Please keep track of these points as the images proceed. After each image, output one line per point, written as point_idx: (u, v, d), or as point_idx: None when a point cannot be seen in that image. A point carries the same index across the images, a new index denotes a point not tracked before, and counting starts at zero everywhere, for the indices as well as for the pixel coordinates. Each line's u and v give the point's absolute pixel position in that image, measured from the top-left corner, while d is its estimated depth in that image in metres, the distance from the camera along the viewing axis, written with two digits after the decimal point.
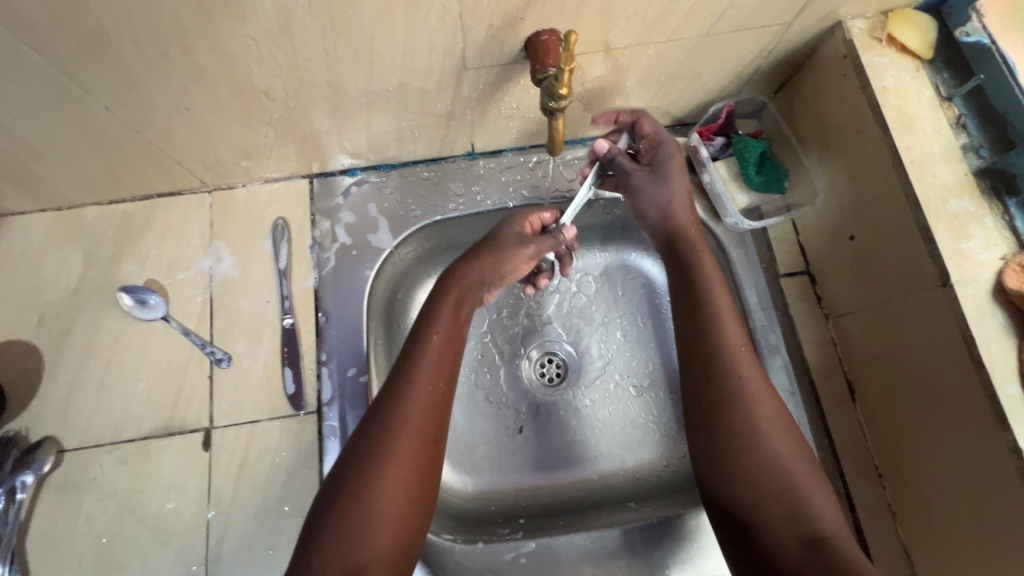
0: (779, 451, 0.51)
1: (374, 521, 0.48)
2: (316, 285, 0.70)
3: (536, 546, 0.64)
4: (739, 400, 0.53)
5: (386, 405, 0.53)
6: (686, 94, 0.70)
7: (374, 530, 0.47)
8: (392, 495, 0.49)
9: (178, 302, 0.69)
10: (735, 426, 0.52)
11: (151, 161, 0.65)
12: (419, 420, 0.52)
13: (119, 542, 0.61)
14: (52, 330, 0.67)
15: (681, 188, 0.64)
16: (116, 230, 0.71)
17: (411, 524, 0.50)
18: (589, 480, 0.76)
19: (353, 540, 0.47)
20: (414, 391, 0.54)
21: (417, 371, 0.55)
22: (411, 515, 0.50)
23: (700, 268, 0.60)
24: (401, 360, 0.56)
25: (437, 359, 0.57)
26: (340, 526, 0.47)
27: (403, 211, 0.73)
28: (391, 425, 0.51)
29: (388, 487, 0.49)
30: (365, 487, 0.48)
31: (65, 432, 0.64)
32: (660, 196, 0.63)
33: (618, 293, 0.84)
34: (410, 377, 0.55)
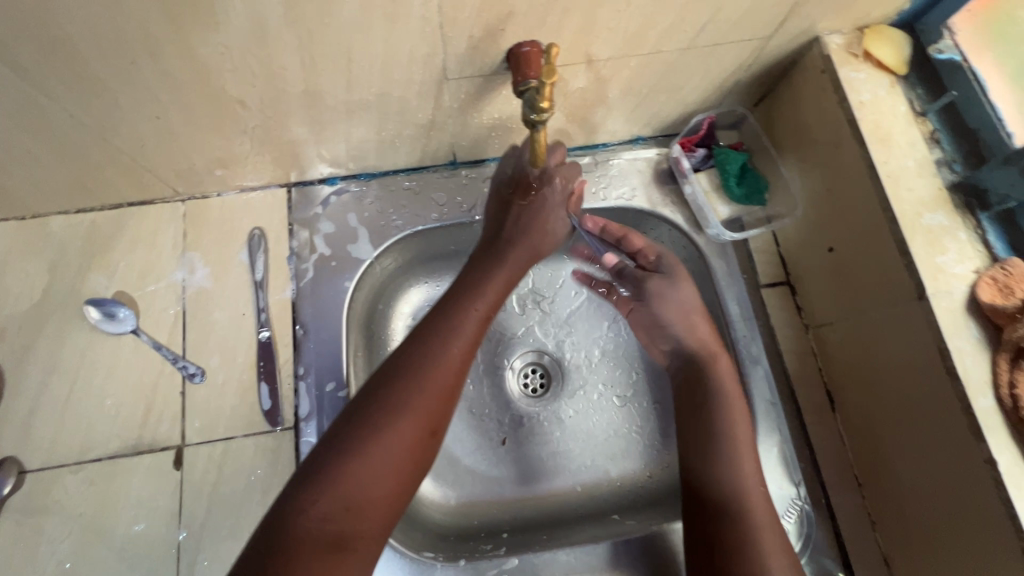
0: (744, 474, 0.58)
1: (372, 464, 0.48)
2: (293, 297, 0.68)
3: (519, 562, 0.63)
4: (722, 432, 0.60)
5: (416, 361, 0.54)
6: (668, 106, 0.70)
7: (367, 475, 0.47)
8: (395, 446, 0.49)
9: (149, 315, 0.67)
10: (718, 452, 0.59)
11: (121, 170, 0.63)
12: (448, 365, 0.54)
13: (84, 567, 0.58)
14: (13, 345, 0.64)
15: (692, 294, 0.67)
16: (83, 240, 0.69)
17: (414, 467, 0.50)
18: (573, 491, 0.75)
19: (348, 478, 0.47)
20: (446, 352, 0.55)
21: (446, 335, 0.56)
22: (415, 457, 0.50)
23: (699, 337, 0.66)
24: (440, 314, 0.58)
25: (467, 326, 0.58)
26: (340, 464, 0.47)
27: (384, 221, 0.72)
28: (420, 369, 0.53)
29: (395, 436, 0.49)
30: (373, 433, 0.49)
31: (27, 452, 0.61)
32: (676, 303, 0.67)
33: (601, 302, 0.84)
34: (439, 340, 0.56)
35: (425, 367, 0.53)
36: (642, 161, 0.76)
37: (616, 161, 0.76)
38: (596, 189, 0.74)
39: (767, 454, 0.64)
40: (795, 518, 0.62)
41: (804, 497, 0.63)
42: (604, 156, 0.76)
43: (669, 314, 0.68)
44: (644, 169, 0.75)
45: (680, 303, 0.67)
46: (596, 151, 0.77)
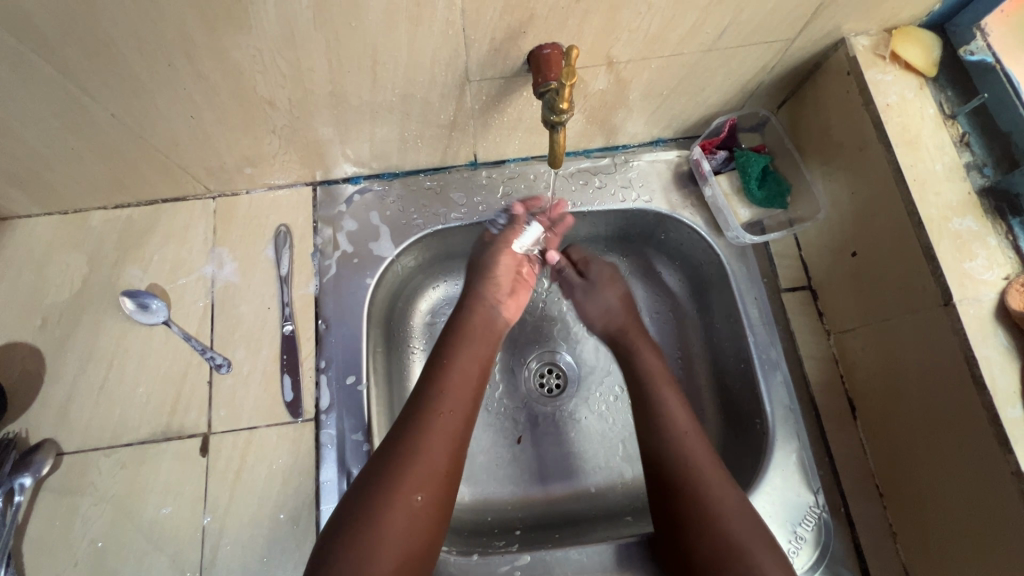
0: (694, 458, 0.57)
1: (382, 545, 0.48)
2: (316, 292, 0.70)
3: (531, 559, 0.63)
4: (664, 425, 0.60)
5: (408, 431, 0.55)
6: (689, 107, 0.70)
7: (377, 556, 0.48)
8: (404, 517, 0.50)
9: (179, 307, 0.69)
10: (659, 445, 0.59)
11: (156, 168, 0.66)
12: (435, 444, 0.55)
13: (114, 546, 0.60)
14: (54, 332, 0.68)
15: (612, 296, 0.73)
16: (120, 234, 0.72)
17: (418, 552, 0.50)
18: (587, 492, 0.76)
19: (361, 565, 0.47)
20: (431, 432, 0.55)
21: (436, 399, 0.58)
22: (420, 541, 0.51)
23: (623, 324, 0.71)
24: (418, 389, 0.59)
25: (454, 387, 0.59)
26: (352, 553, 0.48)
27: (405, 219, 0.74)
28: (405, 454, 0.53)
29: (403, 506, 0.51)
30: (380, 506, 0.50)
31: (64, 435, 0.64)
32: (597, 305, 0.73)
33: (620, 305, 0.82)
34: (432, 406, 0.57)
35: (423, 432, 0.55)
36: (662, 163, 0.76)
37: (636, 162, 0.76)
38: (616, 190, 0.75)
39: (785, 460, 0.63)
40: (812, 526, 0.61)
41: (823, 505, 0.61)
42: (623, 157, 0.77)
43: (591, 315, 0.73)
44: (663, 171, 0.76)
45: (602, 300, 0.73)
46: (615, 153, 0.77)
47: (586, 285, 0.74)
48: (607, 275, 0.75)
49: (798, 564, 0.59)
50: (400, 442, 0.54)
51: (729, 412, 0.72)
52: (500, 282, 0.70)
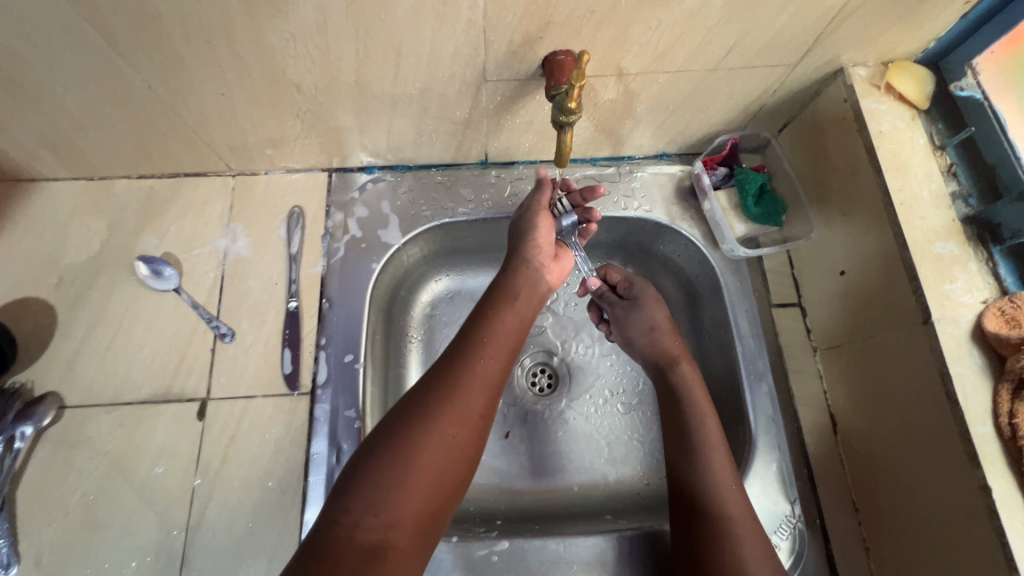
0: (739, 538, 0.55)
1: (422, 464, 0.49)
2: (323, 273, 0.73)
3: (509, 545, 0.64)
4: (713, 500, 0.58)
5: (455, 365, 0.56)
6: (694, 124, 0.74)
7: (414, 475, 0.48)
8: (444, 442, 0.50)
9: (191, 276, 0.72)
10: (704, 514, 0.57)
11: (183, 142, 0.69)
12: (479, 379, 0.55)
13: (105, 500, 0.62)
14: (68, 291, 0.71)
15: (658, 314, 0.72)
16: (141, 203, 0.75)
17: (454, 480, 0.51)
18: (570, 491, 0.78)
19: (402, 476, 0.47)
20: (479, 368, 0.56)
21: (483, 344, 0.58)
22: (456, 469, 0.51)
23: (668, 345, 0.70)
24: (470, 328, 0.60)
25: (502, 334, 0.60)
26: (387, 468, 0.48)
27: (414, 211, 0.77)
28: (457, 383, 0.54)
29: (433, 445, 0.50)
30: (427, 429, 0.50)
31: (67, 390, 0.66)
32: (641, 323, 0.72)
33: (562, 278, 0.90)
34: (477, 347, 0.57)
35: (460, 380, 0.54)
36: (665, 176, 0.80)
37: (639, 174, 0.80)
38: (619, 198, 0.78)
39: (764, 469, 0.65)
40: (787, 535, 0.62)
41: (799, 515, 0.63)
42: (628, 168, 0.81)
43: (636, 337, 0.73)
44: (665, 184, 0.79)
45: (647, 318, 0.72)
46: (621, 163, 0.81)
47: (631, 306, 0.74)
48: (650, 295, 0.74)
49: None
50: (446, 374, 0.55)
51: None
52: (544, 246, 0.68)
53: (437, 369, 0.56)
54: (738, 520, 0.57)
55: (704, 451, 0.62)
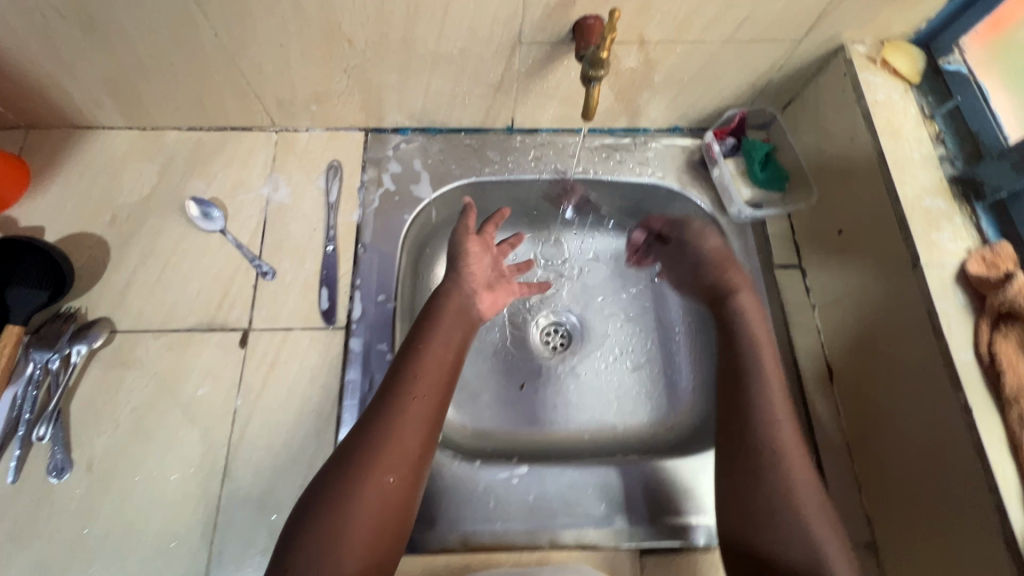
0: (798, 490, 0.57)
1: (360, 513, 0.52)
2: (359, 221, 0.78)
3: (528, 471, 0.69)
4: (767, 437, 0.61)
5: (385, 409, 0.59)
6: (706, 97, 0.80)
7: (353, 524, 0.52)
8: (378, 490, 0.54)
9: (235, 219, 0.77)
10: (768, 467, 0.59)
11: (236, 93, 0.75)
12: (410, 419, 0.59)
13: (152, 415, 0.66)
14: (121, 227, 0.76)
15: (714, 241, 0.79)
16: (190, 152, 0.81)
17: (394, 523, 0.55)
18: (581, 438, 0.83)
19: (342, 526, 0.51)
20: (409, 409, 0.59)
21: (411, 384, 0.61)
22: (395, 511, 0.55)
23: (727, 273, 0.76)
24: (397, 370, 0.63)
25: (428, 370, 0.63)
26: (329, 522, 0.51)
27: (444, 169, 0.83)
28: (387, 428, 0.57)
29: (368, 494, 0.53)
30: (362, 477, 0.54)
31: (118, 316, 0.71)
32: (694, 255, 0.80)
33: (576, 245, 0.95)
34: (405, 390, 0.61)
35: (389, 427, 0.58)
36: (677, 148, 0.86)
37: (653, 145, 0.86)
38: (633, 165, 0.85)
39: None
40: None
41: None
42: (643, 139, 0.87)
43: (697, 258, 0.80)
44: (678, 155, 0.86)
45: (696, 253, 0.80)
46: (637, 134, 0.87)
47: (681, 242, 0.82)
48: (702, 230, 0.80)
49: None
50: (378, 420, 0.58)
51: None
52: (476, 274, 0.73)
53: (370, 414, 0.59)
54: (791, 456, 0.60)
55: (767, 405, 0.63)
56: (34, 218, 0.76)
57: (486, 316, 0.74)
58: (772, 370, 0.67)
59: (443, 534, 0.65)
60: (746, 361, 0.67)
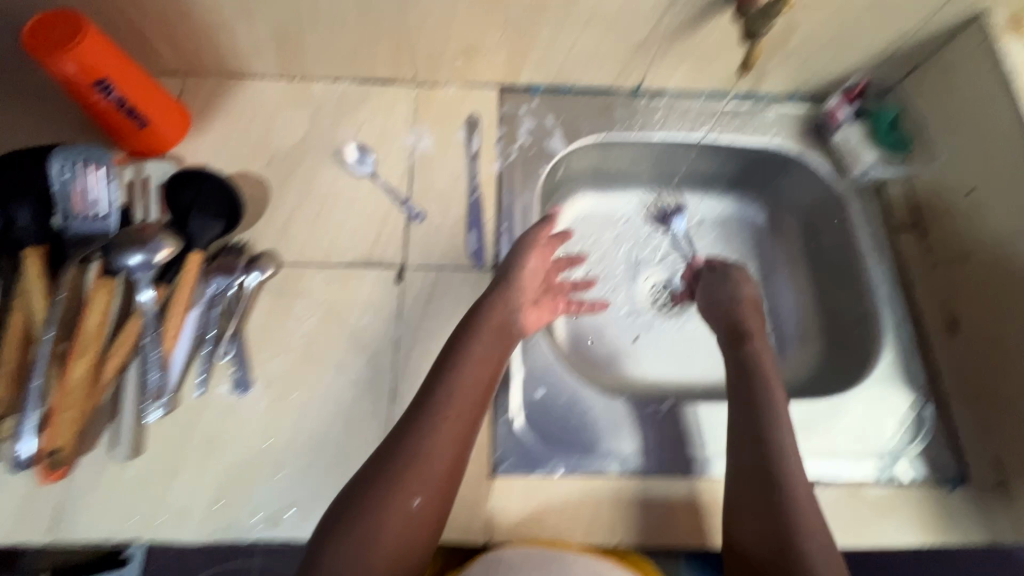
0: (804, 516, 0.59)
1: (379, 540, 0.54)
2: (500, 171, 0.82)
3: (671, 408, 0.72)
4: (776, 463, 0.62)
5: (409, 436, 0.59)
6: (833, 64, 0.84)
7: (371, 554, 0.54)
8: (397, 519, 0.55)
9: (384, 166, 0.81)
10: (779, 491, 0.60)
11: (393, 45, 0.79)
12: (434, 448, 0.59)
13: (321, 341, 0.71)
14: (279, 169, 0.80)
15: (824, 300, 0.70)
16: (337, 102, 0.85)
17: (417, 551, 0.56)
18: (692, 385, 0.88)
19: (362, 551, 0.54)
20: (433, 437, 0.59)
21: (442, 407, 0.61)
22: (419, 537, 0.56)
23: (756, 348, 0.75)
24: (424, 393, 0.63)
25: (461, 395, 0.62)
26: (346, 549, 0.53)
27: (575, 126, 0.87)
28: (405, 459, 0.58)
29: (393, 518, 0.55)
30: (382, 505, 0.56)
31: (283, 250, 0.75)
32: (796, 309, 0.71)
33: (680, 208, 0.98)
34: (437, 412, 0.61)
35: (415, 453, 0.58)
36: (794, 115, 0.89)
37: (771, 111, 0.89)
38: (753, 129, 0.89)
39: (885, 356, 0.76)
40: (913, 414, 0.73)
41: (923, 399, 0.73)
42: (760, 105, 0.90)
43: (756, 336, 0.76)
44: (795, 121, 0.89)
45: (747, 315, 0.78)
46: (754, 101, 0.90)
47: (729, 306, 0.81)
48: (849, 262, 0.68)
49: (889, 439, 0.71)
50: (402, 446, 0.59)
51: (829, 329, 0.86)
52: (526, 286, 0.72)
53: (390, 439, 0.60)
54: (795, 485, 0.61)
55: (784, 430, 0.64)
56: (200, 157, 0.81)
57: (528, 331, 0.72)
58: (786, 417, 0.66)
59: (597, 461, 0.67)
60: (759, 393, 0.68)
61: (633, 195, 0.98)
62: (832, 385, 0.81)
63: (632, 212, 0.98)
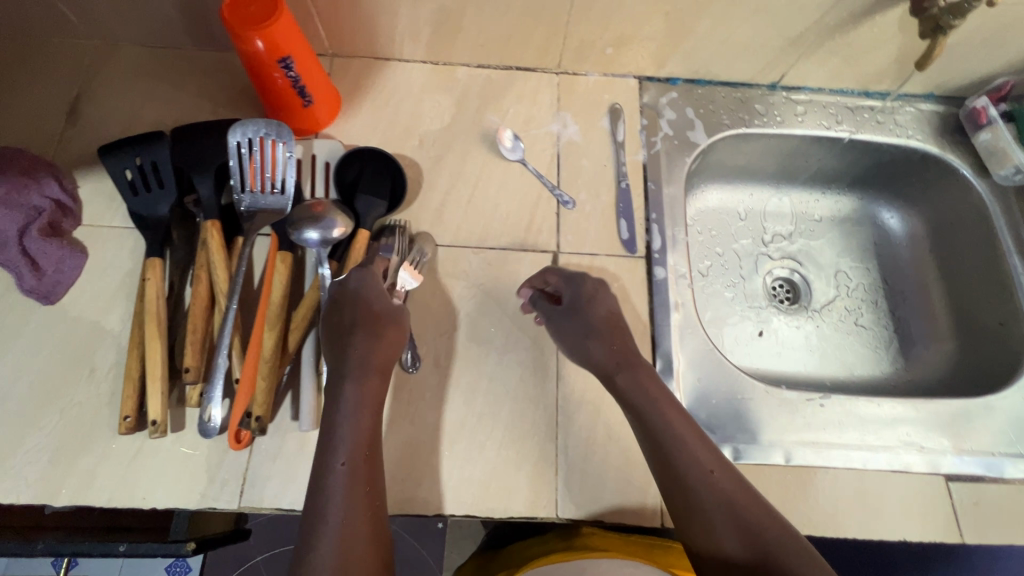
0: (712, 504, 0.55)
1: None
2: (645, 160, 0.83)
3: (829, 400, 0.72)
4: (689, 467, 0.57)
5: (344, 471, 0.55)
6: (982, 64, 0.84)
7: None
8: (352, 561, 0.51)
9: (531, 152, 0.82)
10: (699, 490, 0.56)
11: (548, 31, 0.80)
12: (349, 480, 0.54)
13: (485, 323, 0.72)
14: (429, 151, 0.81)
15: None
16: (481, 88, 0.86)
17: None
18: (826, 383, 0.87)
19: None
20: (349, 469, 0.55)
21: (342, 433, 0.57)
22: None
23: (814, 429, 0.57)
24: (328, 421, 0.58)
25: (357, 416, 0.58)
26: None
27: (716, 118, 0.87)
28: (349, 497, 0.53)
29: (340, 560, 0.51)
30: (334, 546, 0.51)
31: (440, 231, 0.76)
32: None
33: (803, 204, 0.98)
34: (334, 438, 0.57)
35: (357, 492, 0.54)
36: (934, 114, 0.89)
37: (909, 109, 0.90)
38: (892, 127, 0.89)
39: None
40: None
41: None
42: (898, 103, 0.90)
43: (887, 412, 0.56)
44: (935, 120, 0.89)
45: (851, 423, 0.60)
46: (894, 98, 0.90)
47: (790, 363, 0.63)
48: None
49: None
50: (347, 482, 0.54)
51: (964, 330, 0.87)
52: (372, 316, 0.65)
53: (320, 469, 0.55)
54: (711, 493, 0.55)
55: (670, 429, 0.59)
56: (351, 137, 0.81)
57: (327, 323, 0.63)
58: (689, 428, 0.60)
59: (764, 449, 0.68)
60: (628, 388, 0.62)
61: (753, 191, 0.97)
62: (977, 386, 0.81)
63: (752, 208, 0.97)
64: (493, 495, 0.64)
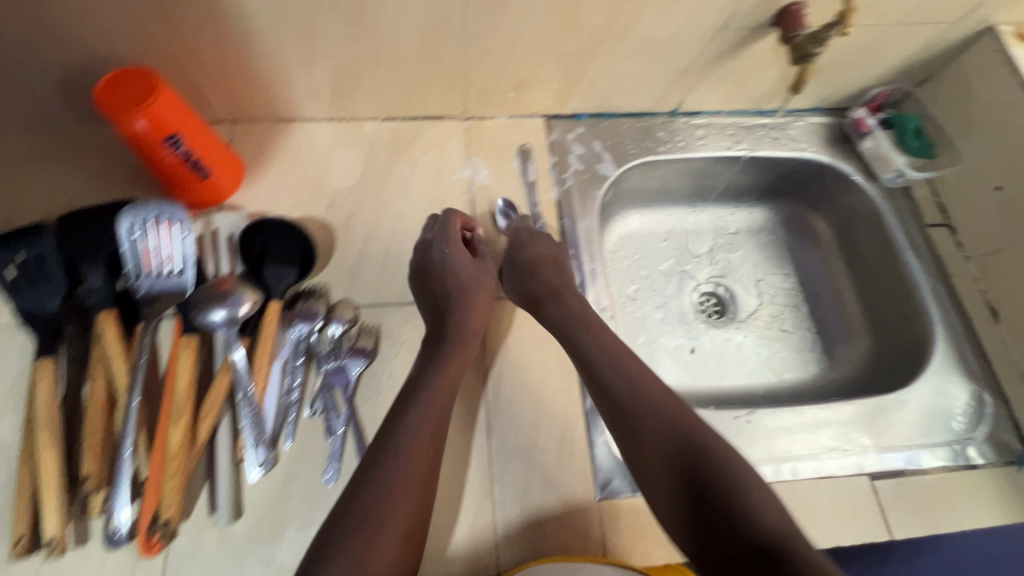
0: (655, 416, 0.58)
1: None
2: (558, 198, 0.84)
3: (752, 415, 0.74)
4: (630, 393, 0.60)
5: (374, 513, 0.52)
6: (857, 79, 0.90)
7: None
8: None
9: (445, 201, 0.82)
10: (636, 409, 0.59)
11: (447, 82, 0.81)
12: (395, 523, 0.52)
13: None
14: (341, 211, 0.80)
15: None
16: (390, 140, 0.86)
17: None
18: (757, 393, 0.89)
19: None
20: (392, 512, 0.52)
21: (384, 477, 0.54)
22: None
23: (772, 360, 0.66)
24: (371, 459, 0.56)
25: (408, 456, 0.56)
26: None
27: (622, 149, 0.90)
28: (379, 540, 0.50)
29: None
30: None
31: (358, 292, 0.75)
32: None
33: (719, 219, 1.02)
34: (380, 479, 0.54)
35: (386, 532, 0.51)
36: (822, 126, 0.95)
37: (801, 123, 0.95)
38: (787, 142, 0.94)
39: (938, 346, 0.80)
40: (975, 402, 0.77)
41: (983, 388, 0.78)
42: (790, 118, 0.96)
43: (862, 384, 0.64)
44: (824, 131, 0.95)
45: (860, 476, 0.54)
46: (785, 114, 0.96)
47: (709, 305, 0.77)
48: None
49: (959, 426, 0.75)
50: (378, 523, 0.51)
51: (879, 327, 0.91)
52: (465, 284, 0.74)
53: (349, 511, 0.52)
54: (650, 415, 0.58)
55: (618, 364, 0.64)
56: (258, 204, 0.79)
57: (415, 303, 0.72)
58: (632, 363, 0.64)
59: None
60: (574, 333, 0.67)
61: (671, 212, 1.01)
62: (895, 380, 0.85)
63: (672, 228, 1.01)
64: (432, 562, 0.62)
